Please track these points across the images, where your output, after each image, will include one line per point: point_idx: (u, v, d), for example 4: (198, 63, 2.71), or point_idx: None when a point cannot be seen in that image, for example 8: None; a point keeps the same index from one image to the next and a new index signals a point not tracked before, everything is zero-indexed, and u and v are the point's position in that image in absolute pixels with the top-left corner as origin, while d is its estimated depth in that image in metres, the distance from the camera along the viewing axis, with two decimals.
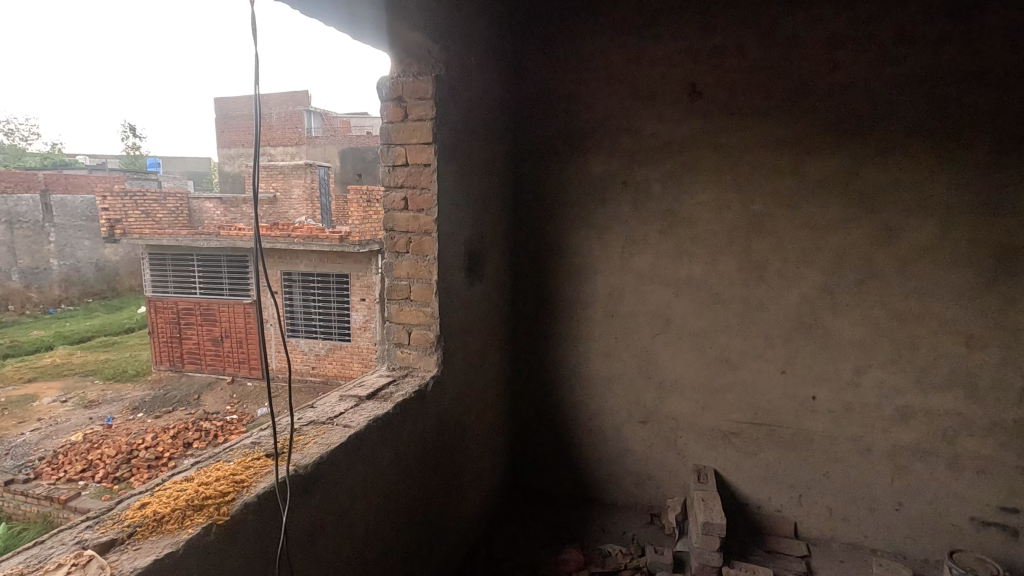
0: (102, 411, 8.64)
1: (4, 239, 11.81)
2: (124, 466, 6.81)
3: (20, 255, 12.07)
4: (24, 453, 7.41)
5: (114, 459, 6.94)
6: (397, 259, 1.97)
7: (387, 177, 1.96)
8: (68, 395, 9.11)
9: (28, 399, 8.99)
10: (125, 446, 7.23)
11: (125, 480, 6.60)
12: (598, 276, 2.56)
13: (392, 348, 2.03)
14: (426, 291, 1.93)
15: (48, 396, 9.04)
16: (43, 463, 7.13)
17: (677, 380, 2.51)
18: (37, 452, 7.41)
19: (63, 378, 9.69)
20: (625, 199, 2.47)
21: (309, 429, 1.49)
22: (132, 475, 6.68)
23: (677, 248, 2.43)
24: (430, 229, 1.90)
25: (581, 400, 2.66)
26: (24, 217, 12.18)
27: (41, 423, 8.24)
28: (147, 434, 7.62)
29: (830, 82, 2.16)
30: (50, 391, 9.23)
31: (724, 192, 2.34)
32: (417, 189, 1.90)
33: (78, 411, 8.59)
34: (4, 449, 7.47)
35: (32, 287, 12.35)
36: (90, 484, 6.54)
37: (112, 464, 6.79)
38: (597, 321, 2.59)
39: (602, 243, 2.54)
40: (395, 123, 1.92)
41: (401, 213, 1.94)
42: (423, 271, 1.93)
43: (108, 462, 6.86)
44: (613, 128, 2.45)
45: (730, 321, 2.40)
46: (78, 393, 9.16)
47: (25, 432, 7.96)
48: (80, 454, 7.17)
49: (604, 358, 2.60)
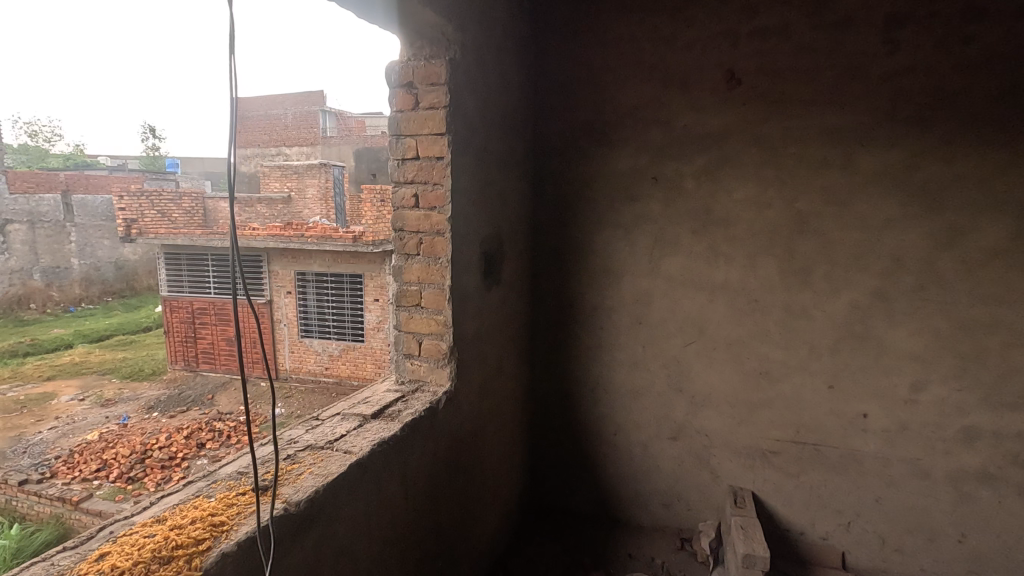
0: (118, 410, 8.63)
1: (27, 238, 11.94)
2: (137, 467, 6.74)
3: (42, 254, 12.20)
4: (40, 452, 7.38)
5: (128, 459, 6.88)
6: (406, 261, 1.80)
7: (396, 172, 1.78)
8: (85, 394, 9.10)
9: (46, 398, 9.00)
10: (139, 446, 7.18)
11: (139, 481, 6.53)
12: (624, 280, 2.36)
13: (401, 360, 1.86)
14: (437, 297, 1.75)
15: (67, 395, 9.07)
16: (59, 462, 7.10)
17: (711, 394, 2.30)
18: (53, 451, 7.39)
19: (81, 376, 9.73)
20: (655, 196, 2.27)
21: (305, 456, 1.33)
22: (146, 476, 6.61)
23: (713, 250, 2.22)
24: (443, 230, 1.71)
25: (605, 413, 2.47)
26: (46, 217, 12.27)
27: (59, 421, 8.25)
28: (162, 434, 7.57)
29: (888, 65, 1.94)
30: (68, 390, 9.24)
31: (764, 188, 2.13)
32: (430, 185, 1.72)
33: (95, 410, 8.59)
34: (22, 448, 7.48)
35: (54, 286, 12.47)
36: (104, 485, 6.49)
37: (126, 465, 6.73)
38: (623, 328, 2.39)
39: (629, 245, 2.34)
40: (406, 112, 1.74)
41: (412, 211, 1.76)
42: (436, 275, 1.75)
43: (122, 463, 6.81)
44: (642, 120, 2.25)
45: (770, 330, 2.19)
46: (95, 393, 9.16)
47: (42, 431, 7.94)
48: (94, 454, 7.12)
49: (630, 368, 2.40)
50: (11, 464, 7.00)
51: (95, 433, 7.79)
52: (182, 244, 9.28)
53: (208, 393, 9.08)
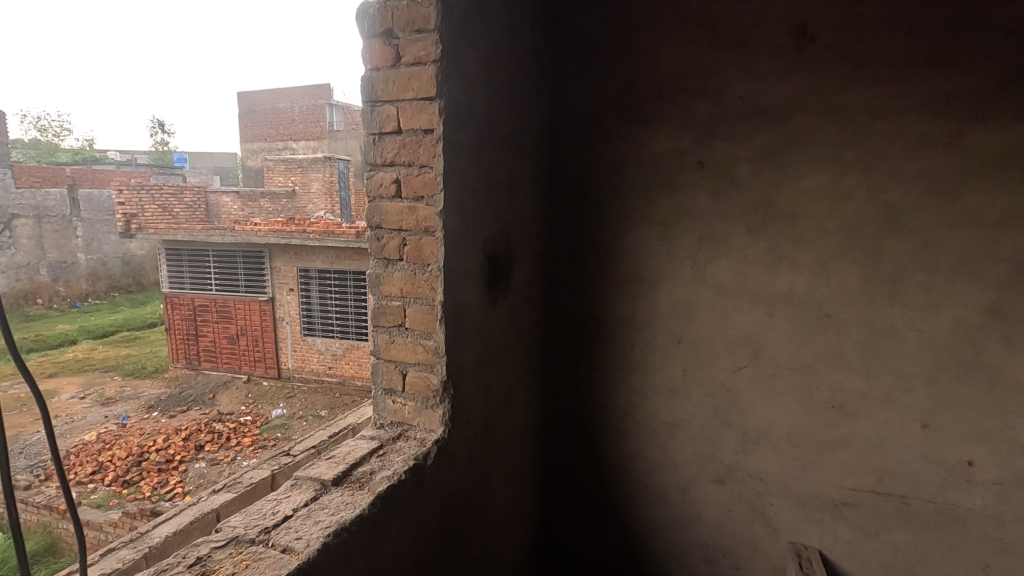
0: (118, 408, 8.32)
1: (34, 232, 11.72)
2: (133, 470, 6.41)
3: (49, 248, 11.98)
4: (36, 453, 7.08)
5: (125, 461, 6.56)
6: (386, 269, 1.37)
7: (370, 150, 1.35)
8: (86, 391, 8.80)
9: (46, 395, 8.71)
10: (135, 447, 6.85)
11: (135, 485, 6.19)
12: (661, 288, 1.93)
13: (379, 396, 1.44)
14: (426, 317, 1.33)
15: (68, 392, 8.78)
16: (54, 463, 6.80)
17: (766, 431, 1.86)
18: (50, 452, 7.08)
19: (82, 373, 9.44)
20: (700, 186, 1.84)
21: (226, 559, 0.92)
22: (142, 479, 6.28)
23: (774, 253, 1.78)
24: (433, 228, 1.29)
25: (635, 448, 2.04)
26: (53, 211, 12.03)
27: (58, 420, 7.95)
28: (160, 435, 7.25)
29: (1014, 13, 1.48)
30: (69, 387, 8.96)
31: (842, 175, 1.68)
32: (415, 168, 1.29)
33: (94, 408, 8.30)
34: (17, 448, 7.18)
35: (60, 281, 12.20)
36: (98, 489, 6.17)
37: (122, 468, 6.41)
38: (658, 347, 1.96)
39: (667, 245, 1.90)
40: (384, 71, 1.31)
41: (392, 203, 1.34)
42: (423, 288, 1.32)
43: (118, 466, 6.50)
44: (685, 91, 1.81)
45: (846, 354, 1.75)
46: (96, 389, 8.85)
47: (40, 431, 7.65)
48: (90, 455, 6.82)
49: (667, 395, 1.97)
50: (5, 466, 6.71)
51: (93, 433, 7.48)
52: (182, 239, 8.95)
53: (209, 392, 8.70)
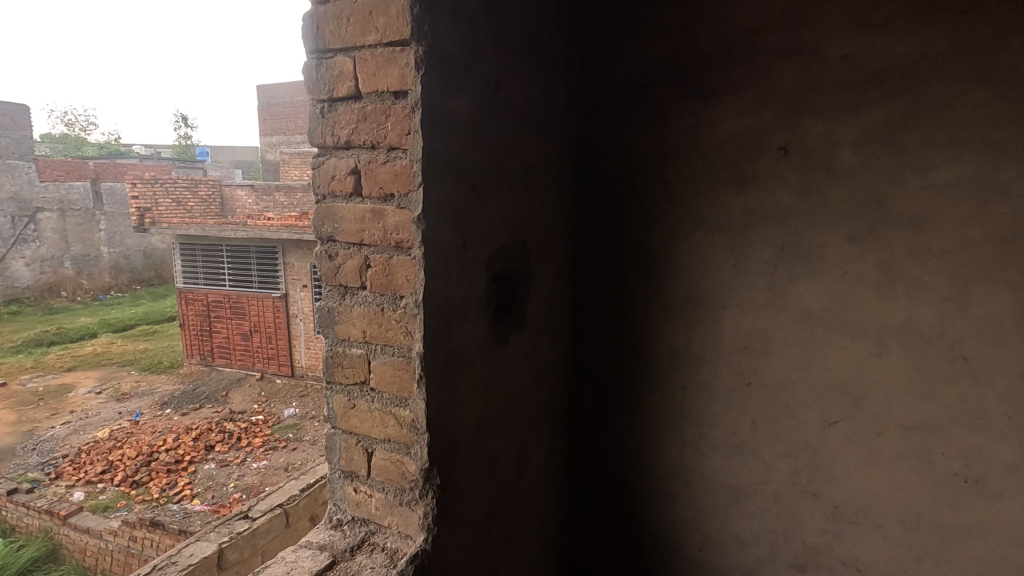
0: (134, 403, 8.01)
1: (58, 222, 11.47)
2: (142, 471, 6.10)
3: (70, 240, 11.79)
4: (49, 450, 6.79)
5: (133, 462, 6.24)
6: (342, 301, 0.93)
7: (317, 125, 0.90)
8: (101, 385, 8.53)
9: (66, 389, 8.37)
10: (146, 446, 6.52)
11: (143, 486, 5.88)
12: (725, 313, 1.47)
13: (336, 481, 1.00)
14: (399, 374, 0.89)
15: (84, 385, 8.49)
16: (64, 460, 6.53)
17: (866, 508, 1.39)
18: (61, 449, 6.80)
19: (103, 366, 9.15)
20: (782, 179, 1.37)
21: None
22: (151, 480, 5.95)
23: (886, 271, 1.30)
24: (408, 243, 0.85)
25: (686, 515, 1.59)
26: (77, 204, 11.80)
27: (74, 415, 7.68)
28: (172, 434, 6.92)
29: None
30: (87, 380, 8.67)
31: (996, 164, 1.18)
32: (382, 152, 0.85)
33: (110, 403, 7.99)
34: (29, 445, 6.95)
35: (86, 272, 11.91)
36: (106, 490, 5.88)
37: (131, 468, 6.10)
38: (720, 389, 1.51)
39: (734, 258, 1.44)
40: (334, 2, 0.86)
41: (347, 204, 0.89)
42: (395, 331, 0.89)
43: (127, 466, 6.19)
44: (763, 52, 1.34)
45: (991, 413, 1.25)
46: (114, 384, 8.59)
47: (54, 426, 7.38)
48: (100, 454, 6.51)
49: (728, 452, 1.52)
50: (14, 465, 6.47)
51: (106, 430, 7.16)
52: (195, 234, 8.69)
53: (224, 389, 8.36)
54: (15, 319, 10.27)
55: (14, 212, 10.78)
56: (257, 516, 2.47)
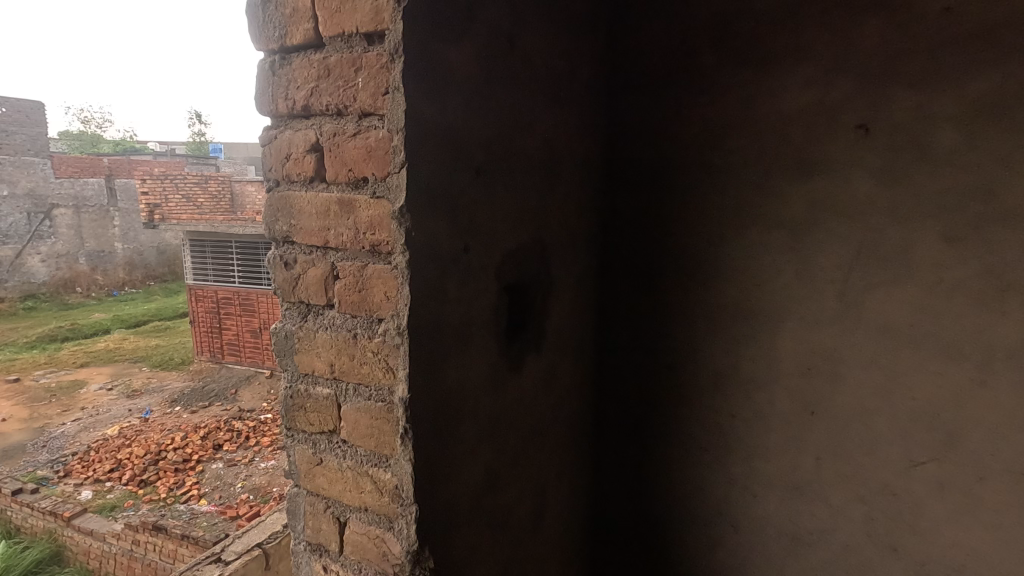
0: (144, 400, 7.75)
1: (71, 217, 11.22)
2: (151, 469, 5.90)
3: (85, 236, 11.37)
4: (57, 447, 6.64)
5: (142, 459, 6.04)
6: (303, 324, 0.69)
7: (266, 87, 0.67)
8: (112, 380, 8.34)
9: (77, 385, 8.16)
10: (154, 445, 6.29)
11: (150, 486, 5.67)
12: (784, 328, 1.22)
13: (300, 554, 0.77)
14: (377, 424, 0.66)
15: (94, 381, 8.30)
16: (72, 458, 6.36)
17: (960, 568, 1.14)
18: (70, 447, 6.62)
19: (115, 361, 8.93)
20: (861, 165, 1.11)
21: None
22: (159, 479, 5.72)
23: (995, 280, 1.03)
24: (387, 247, 0.61)
25: (731, 565, 1.35)
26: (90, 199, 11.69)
27: (84, 411, 7.49)
28: (180, 432, 6.65)
29: None
30: (97, 376, 8.48)
31: None
32: (351, 121, 0.62)
33: (120, 401, 7.74)
34: (37, 441, 6.79)
35: (99, 268, 11.51)
36: (114, 488, 5.69)
37: (138, 466, 5.89)
38: (775, 419, 1.26)
39: (796, 262, 1.19)
40: None
41: (307, 193, 0.66)
42: (370, 366, 0.65)
43: (135, 464, 5.99)
44: (837, 8, 1.09)
45: None
46: (125, 379, 8.37)
47: (64, 423, 7.22)
48: (109, 452, 6.31)
49: (785, 494, 1.27)
50: (22, 463, 6.32)
51: (114, 427, 6.96)
52: (204, 230, 8.54)
53: (233, 385, 8.09)
54: (29, 314, 10.15)
55: (27, 206, 10.68)
56: (230, 557, 2.22)
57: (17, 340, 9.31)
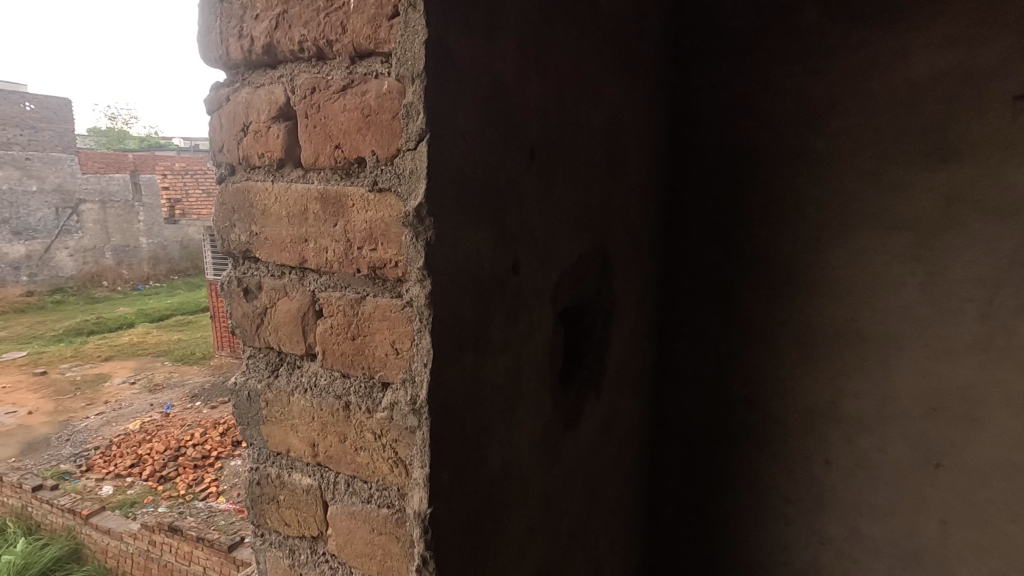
0: (166, 393, 7.63)
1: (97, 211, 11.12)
2: (170, 465, 5.74)
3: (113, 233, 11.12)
4: (81, 441, 6.53)
5: (162, 454, 5.88)
6: (273, 382, 0.46)
7: (210, 18, 0.43)
8: (135, 373, 8.24)
9: (100, 378, 8.07)
10: (175, 440, 6.11)
11: (171, 481, 5.52)
12: (900, 358, 0.96)
13: None
14: (381, 540, 0.43)
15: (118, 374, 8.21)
16: (94, 454, 6.22)
17: None
18: (93, 441, 6.51)
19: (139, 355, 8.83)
20: (1018, 149, 0.84)
21: None
22: (178, 475, 5.54)
23: None
24: (396, 271, 0.38)
25: None
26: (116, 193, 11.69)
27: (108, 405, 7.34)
28: (201, 426, 6.48)
29: None
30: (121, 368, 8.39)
31: None
32: (340, 66, 0.38)
33: (143, 395, 7.63)
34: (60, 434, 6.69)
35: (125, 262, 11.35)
36: (135, 485, 5.54)
37: (159, 463, 5.73)
38: (884, 469, 1.00)
39: (922, 274, 0.93)
40: None
41: (274, 184, 0.42)
42: (372, 453, 0.42)
43: (156, 460, 5.83)
44: None
45: None
46: (148, 373, 8.27)
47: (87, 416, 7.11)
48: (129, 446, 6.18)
49: (897, 564, 1.01)
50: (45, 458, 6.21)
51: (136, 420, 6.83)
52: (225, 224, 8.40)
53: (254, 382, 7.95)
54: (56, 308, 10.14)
55: (55, 201, 10.71)
56: None
57: (43, 333, 9.29)
